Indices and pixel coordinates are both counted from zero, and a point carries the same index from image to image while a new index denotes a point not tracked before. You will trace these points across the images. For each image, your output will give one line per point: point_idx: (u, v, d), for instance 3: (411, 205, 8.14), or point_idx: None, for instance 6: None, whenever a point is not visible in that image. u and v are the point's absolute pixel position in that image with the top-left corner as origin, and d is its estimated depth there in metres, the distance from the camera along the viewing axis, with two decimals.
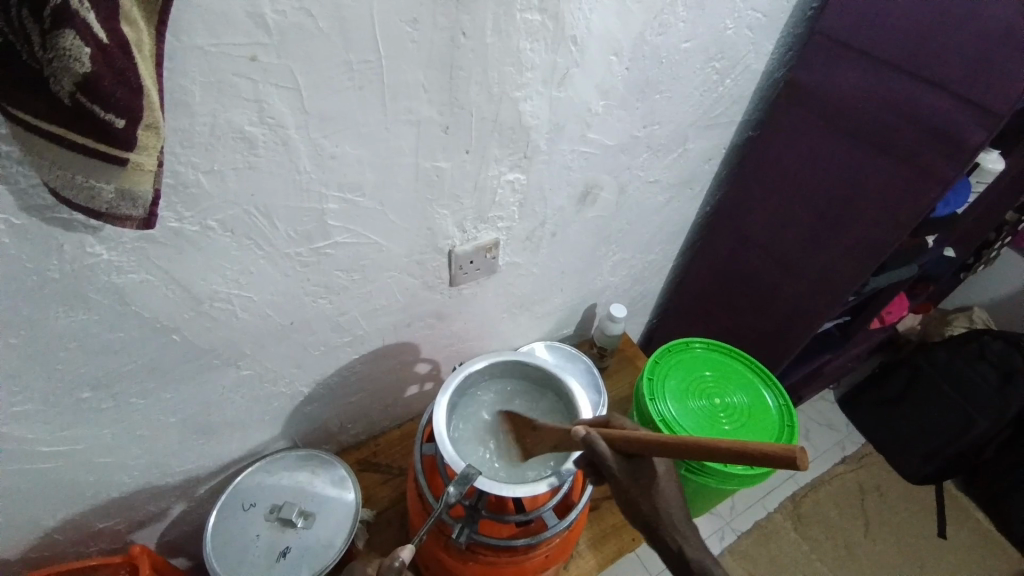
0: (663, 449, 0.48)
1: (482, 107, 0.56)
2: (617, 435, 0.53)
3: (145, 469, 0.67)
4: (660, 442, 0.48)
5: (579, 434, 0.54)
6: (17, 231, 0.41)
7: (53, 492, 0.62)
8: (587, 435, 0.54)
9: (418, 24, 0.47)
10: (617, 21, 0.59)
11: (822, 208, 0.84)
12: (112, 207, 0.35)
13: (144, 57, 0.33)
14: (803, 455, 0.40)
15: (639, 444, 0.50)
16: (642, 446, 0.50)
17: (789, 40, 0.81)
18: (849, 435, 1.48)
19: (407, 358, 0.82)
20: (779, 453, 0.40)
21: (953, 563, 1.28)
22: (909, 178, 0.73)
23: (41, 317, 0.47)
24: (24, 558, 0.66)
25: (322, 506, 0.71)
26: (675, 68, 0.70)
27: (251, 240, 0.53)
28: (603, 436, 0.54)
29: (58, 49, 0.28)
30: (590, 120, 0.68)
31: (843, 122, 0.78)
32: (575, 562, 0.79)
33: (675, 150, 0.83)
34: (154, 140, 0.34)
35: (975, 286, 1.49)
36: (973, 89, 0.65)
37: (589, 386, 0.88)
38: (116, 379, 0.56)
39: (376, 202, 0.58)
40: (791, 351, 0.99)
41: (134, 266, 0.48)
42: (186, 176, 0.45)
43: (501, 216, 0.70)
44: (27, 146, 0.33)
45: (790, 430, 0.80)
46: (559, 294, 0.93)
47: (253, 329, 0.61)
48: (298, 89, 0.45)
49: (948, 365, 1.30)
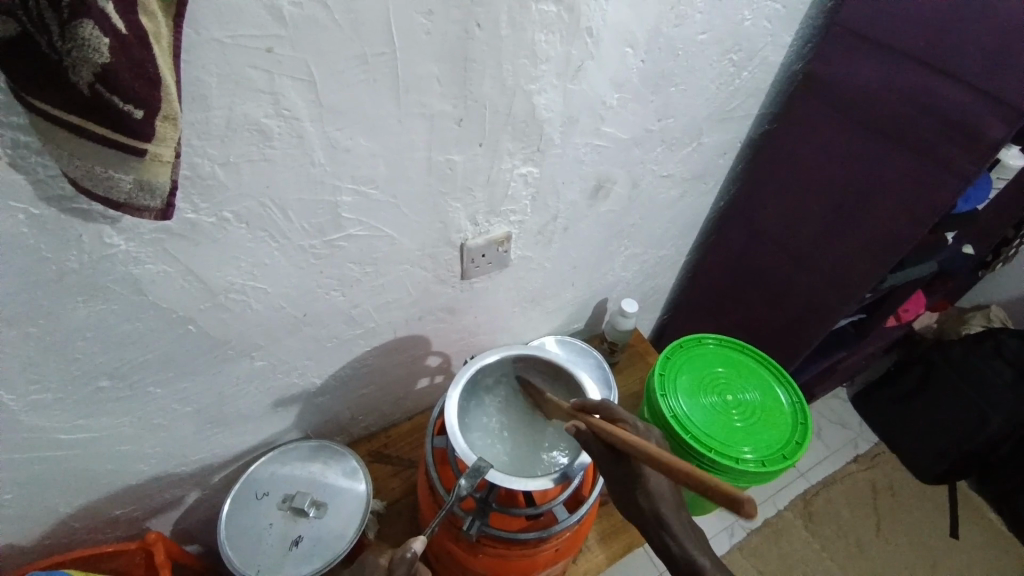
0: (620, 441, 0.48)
1: (495, 99, 0.56)
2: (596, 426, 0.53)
3: (161, 458, 0.68)
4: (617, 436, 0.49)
5: (569, 431, 0.57)
6: (36, 221, 0.42)
7: (70, 479, 0.63)
8: (575, 430, 0.56)
9: (433, 15, 0.46)
10: (633, 11, 0.58)
11: (838, 202, 0.83)
12: (130, 198, 0.36)
13: (161, 48, 0.33)
14: (744, 507, 0.36)
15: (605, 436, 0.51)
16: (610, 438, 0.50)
17: (809, 31, 0.79)
18: (861, 433, 1.46)
19: (418, 351, 0.82)
20: (725, 495, 0.37)
21: (966, 563, 1.27)
22: (928, 172, 0.72)
23: (59, 308, 0.48)
24: (42, 544, 0.67)
25: (334, 497, 0.71)
26: (690, 60, 0.69)
27: (265, 233, 0.53)
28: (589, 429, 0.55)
29: (77, 40, 0.28)
30: (604, 113, 0.67)
31: (863, 116, 0.77)
32: (584, 556, 0.79)
33: (689, 144, 0.82)
34: (172, 132, 0.34)
35: (994, 284, 1.46)
36: (994, 82, 0.64)
37: (600, 381, 0.88)
38: (132, 369, 0.56)
39: (389, 195, 0.58)
40: (805, 347, 0.98)
41: (150, 258, 0.49)
42: (202, 168, 0.45)
43: (514, 210, 0.70)
44: (47, 136, 0.33)
45: (803, 427, 0.79)
46: (570, 288, 0.93)
47: (267, 321, 0.62)
48: (311, 81, 0.45)
49: (964, 364, 1.28)
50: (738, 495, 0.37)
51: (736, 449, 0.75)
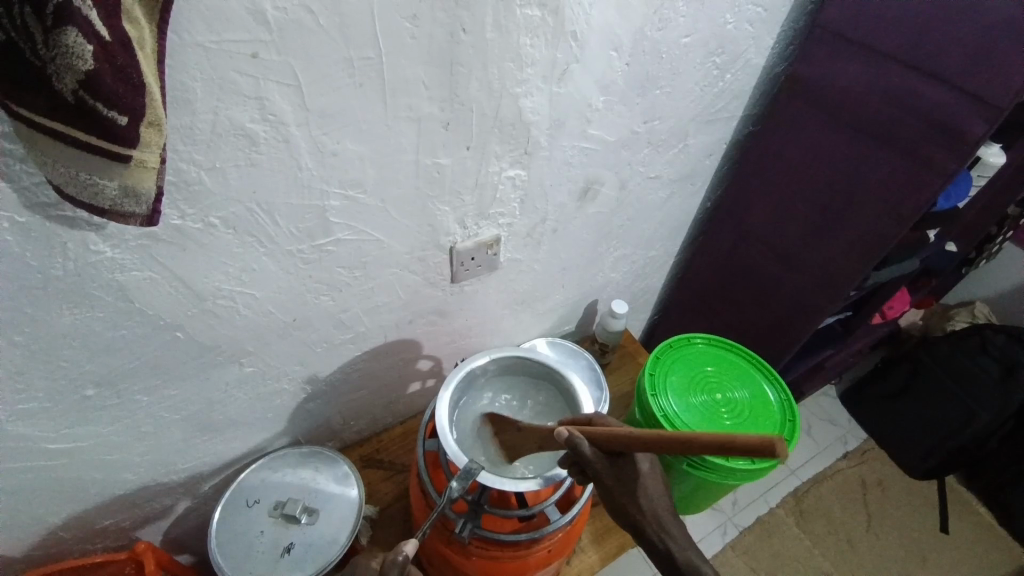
0: (640, 447, 0.47)
1: (482, 103, 0.57)
2: (598, 433, 0.52)
3: (150, 466, 0.67)
4: (639, 441, 0.47)
5: (562, 435, 0.54)
6: (20, 229, 0.42)
7: (57, 489, 0.62)
8: (570, 435, 0.53)
9: (418, 19, 0.47)
10: (617, 15, 0.59)
11: (822, 201, 0.84)
12: (115, 205, 0.36)
13: (145, 54, 0.33)
14: (780, 446, 0.37)
15: (620, 443, 0.49)
16: (621, 444, 0.49)
17: (790, 34, 0.81)
18: (850, 430, 1.48)
19: (408, 355, 0.82)
20: (758, 445, 0.38)
21: (955, 557, 1.28)
22: (910, 171, 0.73)
23: (44, 316, 0.47)
24: (30, 555, 0.66)
25: (326, 502, 0.71)
26: (675, 63, 0.70)
27: (253, 237, 0.53)
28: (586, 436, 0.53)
29: (60, 47, 0.28)
30: (590, 115, 0.68)
31: (843, 116, 0.78)
32: (577, 557, 0.80)
33: (675, 145, 0.83)
34: (156, 137, 0.34)
35: (977, 280, 1.49)
36: (972, 82, 0.65)
37: (590, 382, 0.89)
38: (120, 376, 0.56)
39: (377, 199, 0.58)
40: (793, 345, 1.00)
41: (138, 264, 0.49)
42: (188, 174, 0.45)
43: (503, 212, 0.71)
44: (31, 143, 0.33)
45: (792, 425, 0.80)
46: (560, 290, 0.93)
47: (256, 327, 0.62)
48: (298, 86, 0.45)
49: (949, 359, 1.31)
50: (769, 440, 0.38)
51: None
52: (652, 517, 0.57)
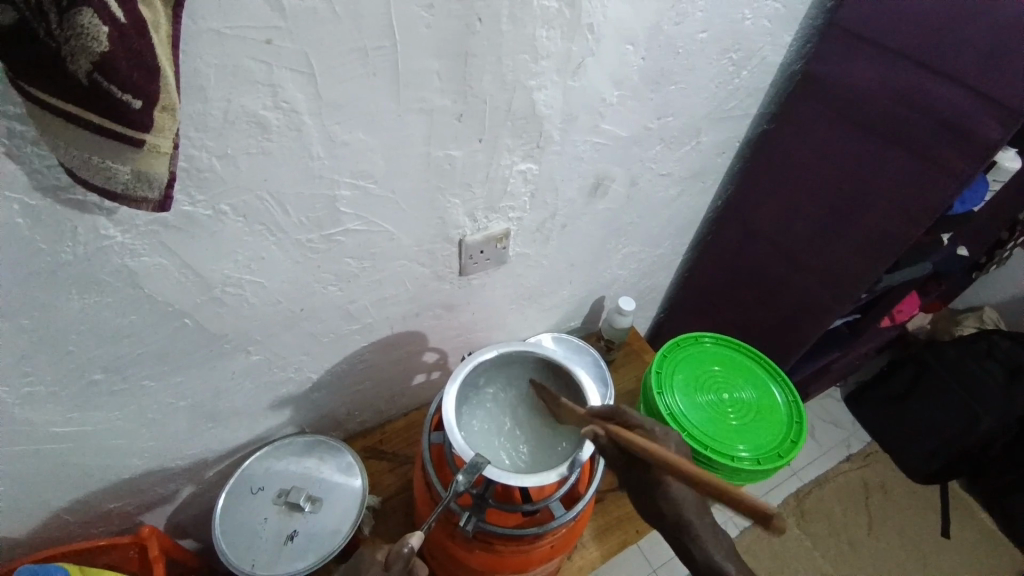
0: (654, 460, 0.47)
1: (495, 94, 0.56)
2: (618, 438, 0.51)
3: (155, 452, 0.68)
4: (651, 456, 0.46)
5: (585, 435, 0.54)
6: (32, 213, 0.42)
7: (63, 473, 0.62)
8: (593, 435, 0.54)
9: (433, 9, 0.46)
10: (634, 8, 0.58)
11: (834, 201, 0.84)
12: (127, 189, 0.35)
13: (159, 38, 0.32)
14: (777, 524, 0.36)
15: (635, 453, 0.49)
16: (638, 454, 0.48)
17: (807, 30, 0.79)
18: (854, 432, 1.47)
19: (414, 348, 0.82)
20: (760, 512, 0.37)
21: (956, 563, 1.28)
22: (924, 171, 0.72)
23: (53, 299, 0.47)
24: (35, 538, 0.67)
25: (329, 492, 0.71)
26: (690, 58, 0.69)
27: (262, 226, 0.53)
28: (610, 435, 0.53)
29: (76, 29, 0.28)
30: (603, 110, 0.67)
31: (858, 115, 0.77)
32: (578, 553, 0.79)
33: (687, 142, 0.82)
34: (169, 122, 0.34)
35: (988, 284, 1.47)
36: (989, 82, 0.64)
37: (596, 377, 0.88)
38: (126, 362, 0.56)
39: (387, 190, 0.58)
40: (801, 345, 0.99)
41: (147, 249, 0.49)
42: (199, 160, 0.45)
43: (513, 207, 0.70)
44: (43, 127, 0.33)
45: (798, 425, 0.80)
46: (567, 286, 0.93)
47: (263, 316, 0.62)
48: (310, 74, 0.45)
49: (955, 362, 1.30)
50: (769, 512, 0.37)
51: (732, 447, 0.76)
52: (673, 515, 0.55)
